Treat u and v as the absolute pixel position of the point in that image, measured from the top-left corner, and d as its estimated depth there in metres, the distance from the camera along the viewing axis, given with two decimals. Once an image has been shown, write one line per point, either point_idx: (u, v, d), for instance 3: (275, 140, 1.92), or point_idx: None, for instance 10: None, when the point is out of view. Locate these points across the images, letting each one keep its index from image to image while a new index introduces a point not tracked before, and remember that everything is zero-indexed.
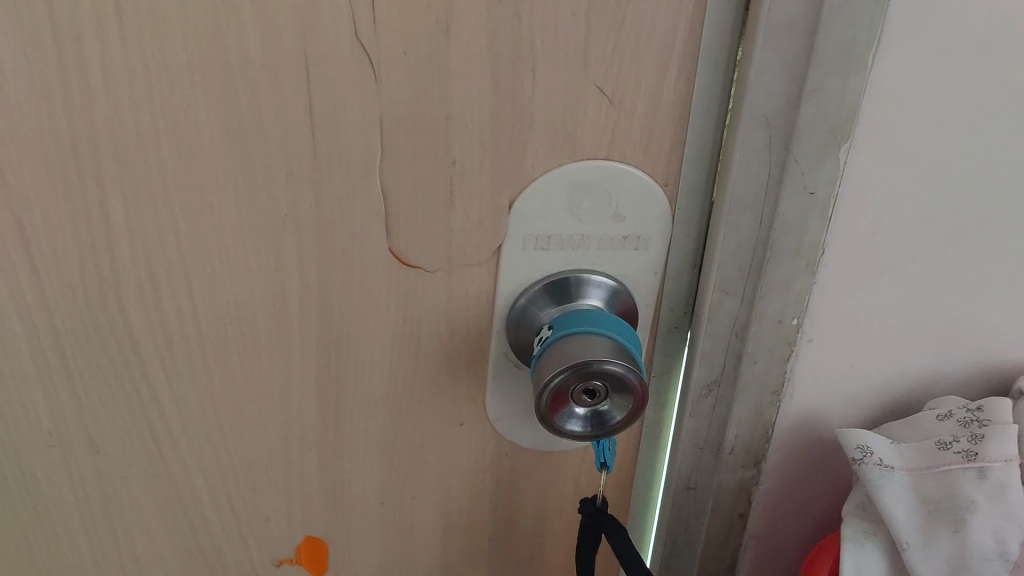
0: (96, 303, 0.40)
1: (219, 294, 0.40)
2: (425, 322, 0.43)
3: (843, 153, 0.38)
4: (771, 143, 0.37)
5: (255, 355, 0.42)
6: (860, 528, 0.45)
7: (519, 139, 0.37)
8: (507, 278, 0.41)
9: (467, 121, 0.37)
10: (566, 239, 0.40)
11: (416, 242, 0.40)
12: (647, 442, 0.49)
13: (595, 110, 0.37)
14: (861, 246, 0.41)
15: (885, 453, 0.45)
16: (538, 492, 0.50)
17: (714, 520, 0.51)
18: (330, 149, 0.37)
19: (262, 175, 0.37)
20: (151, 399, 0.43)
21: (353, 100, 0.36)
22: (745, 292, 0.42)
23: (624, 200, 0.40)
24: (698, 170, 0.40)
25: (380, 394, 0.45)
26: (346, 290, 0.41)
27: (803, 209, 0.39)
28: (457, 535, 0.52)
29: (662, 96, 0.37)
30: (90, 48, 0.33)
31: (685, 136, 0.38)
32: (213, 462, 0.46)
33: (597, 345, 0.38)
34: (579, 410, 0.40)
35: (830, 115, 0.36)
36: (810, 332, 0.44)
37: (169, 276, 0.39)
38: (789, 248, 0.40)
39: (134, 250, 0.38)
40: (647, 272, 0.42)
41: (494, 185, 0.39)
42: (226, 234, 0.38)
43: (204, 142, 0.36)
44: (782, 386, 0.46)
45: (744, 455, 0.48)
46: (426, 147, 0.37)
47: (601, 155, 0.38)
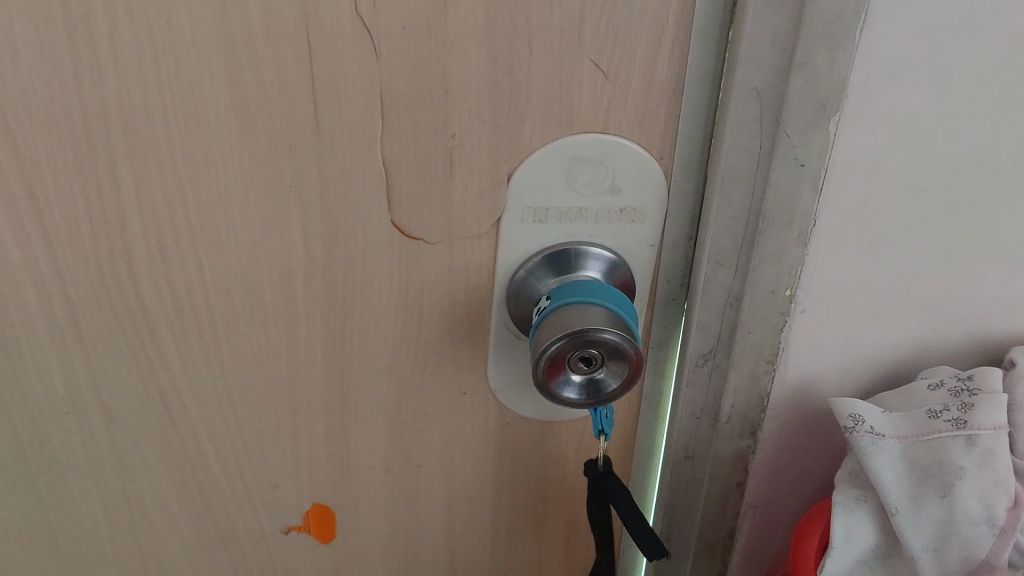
0: (108, 273, 0.41)
1: (227, 265, 0.41)
2: (427, 292, 0.44)
3: (832, 126, 0.38)
4: (761, 115, 0.38)
5: (262, 324, 0.44)
6: (851, 495, 0.46)
7: (517, 112, 0.38)
8: (507, 250, 0.43)
9: (464, 95, 0.38)
10: (564, 211, 0.41)
11: (417, 214, 0.41)
12: (646, 412, 0.50)
13: (590, 84, 0.38)
14: (852, 217, 0.42)
15: (875, 421, 0.46)
16: (540, 461, 0.52)
17: (711, 489, 0.52)
18: (332, 122, 0.38)
19: (267, 148, 0.38)
20: (162, 368, 0.45)
21: (354, 75, 0.37)
22: (739, 263, 0.43)
23: (619, 173, 0.41)
24: (693, 144, 0.41)
25: (384, 364, 0.46)
26: (349, 261, 0.42)
27: (794, 181, 0.40)
28: (461, 504, 0.54)
29: (656, 70, 0.38)
30: (99, 23, 0.34)
31: (679, 110, 0.39)
32: (223, 430, 0.47)
33: (592, 315, 0.39)
34: (575, 378, 0.41)
35: (819, 88, 0.37)
36: (803, 303, 0.45)
37: (178, 247, 0.41)
38: (781, 219, 0.41)
39: (144, 221, 0.40)
40: (644, 245, 0.43)
41: (493, 158, 0.40)
42: (233, 206, 0.40)
43: (210, 115, 0.37)
44: (777, 356, 0.47)
45: (741, 425, 0.50)
46: (425, 120, 0.38)
47: (597, 129, 0.39)
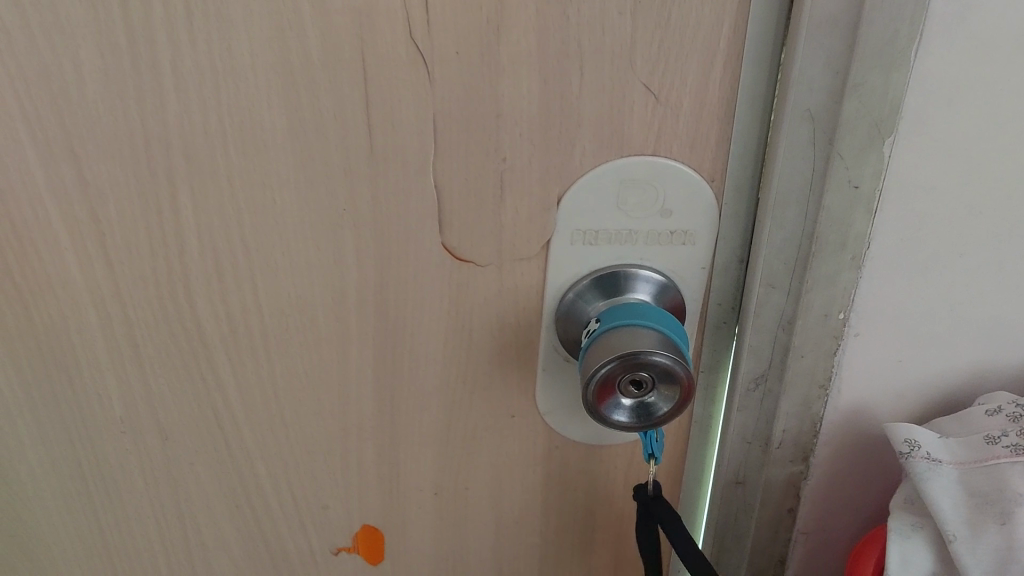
0: (166, 294, 0.42)
1: (281, 287, 0.42)
2: (478, 314, 0.44)
3: (887, 148, 0.38)
4: (815, 137, 0.38)
5: (314, 345, 0.44)
6: (907, 521, 0.46)
7: (568, 135, 0.39)
8: (557, 272, 0.43)
9: (516, 118, 0.38)
10: (614, 234, 0.42)
11: (468, 236, 0.41)
12: (696, 436, 0.50)
13: (641, 107, 0.38)
14: (907, 240, 0.41)
15: (933, 446, 0.45)
16: (589, 484, 0.52)
17: (762, 514, 0.52)
18: (385, 146, 0.38)
19: (322, 172, 0.39)
20: (217, 388, 0.45)
21: (408, 99, 0.37)
22: (792, 286, 0.42)
23: (670, 195, 0.41)
24: (744, 166, 0.40)
25: (433, 386, 0.46)
26: (401, 284, 0.42)
27: (847, 203, 0.39)
28: (509, 527, 0.54)
29: (707, 93, 0.38)
30: (162, 50, 0.35)
31: (731, 133, 0.39)
32: (275, 450, 0.48)
33: (643, 337, 0.39)
34: (625, 401, 0.41)
35: (873, 109, 0.37)
36: (857, 326, 0.44)
37: (234, 268, 0.41)
38: (834, 242, 0.41)
39: (202, 244, 0.40)
40: (695, 267, 0.43)
41: (544, 180, 0.40)
42: (287, 229, 0.40)
43: (267, 140, 0.38)
44: (829, 380, 0.46)
45: (793, 449, 0.49)
46: (477, 143, 0.39)
47: (648, 152, 0.40)
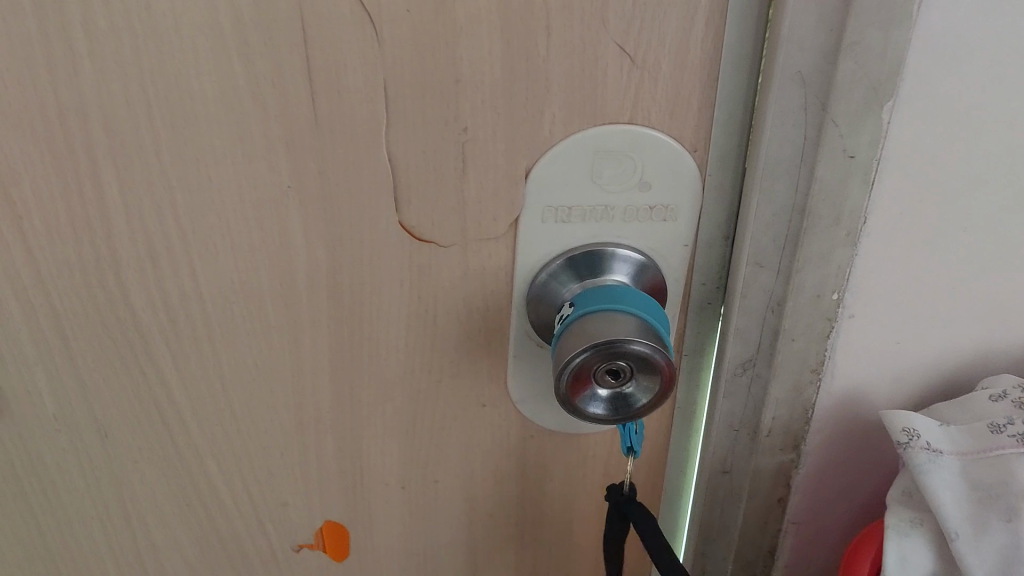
0: (94, 282, 0.38)
1: (223, 273, 0.38)
2: (442, 298, 0.41)
3: (886, 112, 0.35)
4: (806, 102, 0.34)
5: (263, 333, 0.40)
6: (905, 517, 0.42)
7: (535, 102, 0.35)
8: (527, 252, 0.40)
9: (477, 84, 0.35)
10: (588, 210, 0.38)
11: (428, 214, 0.38)
12: (680, 422, 0.47)
13: (615, 70, 0.35)
14: (905, 213, 0.38)
15: (931, 436, 0.41)
16: (567, 475, 0.48)
17: (751, 505, 0.48)
18: (332, 116, 0.35)
19: (261, 145, 0.35)
20: (159, 384, 0.42)
21: (354, 64, 0.34)
22: (782, 264, 0.39)
23: (649, 167, 0.38)
24: (730, 133, 0.37)
25: (396, 375, 0.43)
26: (356, 266, 0.39)
27: (842, 173, 0.36)
28: (482, 520, 0.50)
29: (688, 54, 0.35)
30: (71, 10, 0.31)
31: (715, 98, 0.36)
32: (226, 448, 0.44)
33: (621, 324, 0.36)
34: (601, 392, 0.38)
35: (871, 70, 0.33)
36: (852, 307, 0.41)
37: (169, 253, 0.37)
38: (828, 216, 0.37)
39: (131, 227, 0.37)
40: (676, 244, 0.40)
41: (510, 153, 0.37)
42: (226, 209, 0.36)
43: (198, 111, 0.34)
44: (822, 364, 0.43)
45: (782, 437, 0.46)
46: (435, 111, 0.35)
47: (624, 120, 0.36)
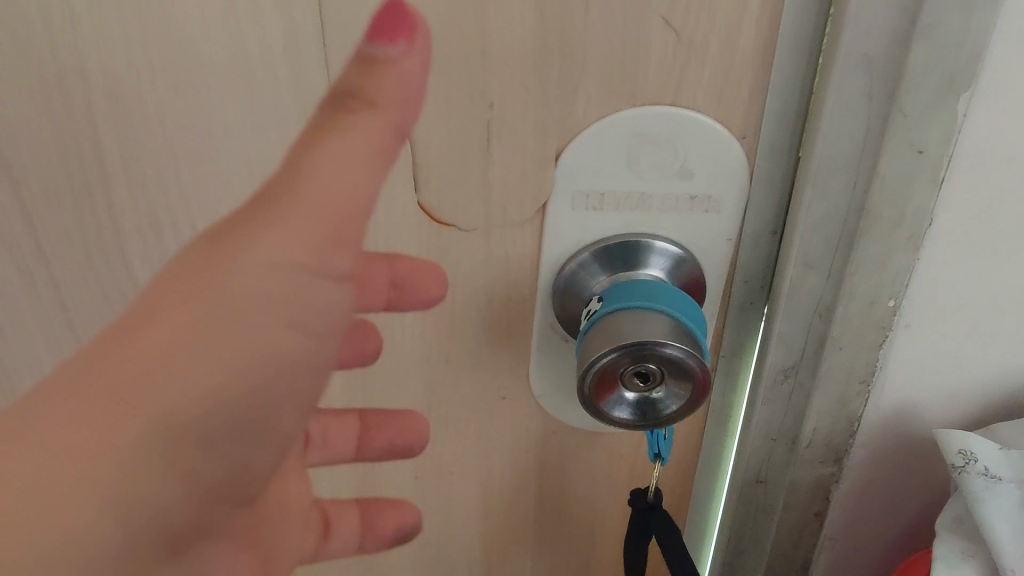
0: (95, 251, 0.36)
1: None
2: (461, 286, 0.39)
3: (962, 104, 0.31)
4: (871, 91, 0.31)
5: None
6: (955, 548, 0.39)
7: (569, 80, 0.33)
8: (556, 240, 0.37)
9: (507, 56, 0.32)
10: (623, 197, 0.36)
11: (448, 196, 0.35)
12: (713, 426, 0.44)
13: (659, 48, 0.32)
14: (975, 218, 0.34)
15: (990, 460, 0.38)
16: (589, 476, 0.46)
17: (786, 517, 0.45)
18: None
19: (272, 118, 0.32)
20: None
21: None
22: (833, 267, 0.36)
23: (692, 155, 0.34)
24: (784, 120, 0.34)
25: (412, 362, 0.41)
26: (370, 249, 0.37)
27: (907, 171, 0.32)
28: (498, 516, 0.48)
29: (741, 32, 0.31)
30: None
31: (768, 82, 0.33)
32: None
33: (653, 324, 0.33)
34: (628, 395, 0.35)
35: (948, 58, 0.29)
36: (908, 316, 0.37)
37: (173, 224, 0.35)
38: (887, 217, 0.34)
39: (133, 196, 0.34)
40: (718, 239, 0.37)
41: (540, 133, 0.34)
42: (234, 180, 0.34)
43: (205, 78, 0.31)
44: (871, 375, 0.39)
45: (823, 450, 0.42)
46: (461, 86, 0.33)
47: (666, 101, 0.33)
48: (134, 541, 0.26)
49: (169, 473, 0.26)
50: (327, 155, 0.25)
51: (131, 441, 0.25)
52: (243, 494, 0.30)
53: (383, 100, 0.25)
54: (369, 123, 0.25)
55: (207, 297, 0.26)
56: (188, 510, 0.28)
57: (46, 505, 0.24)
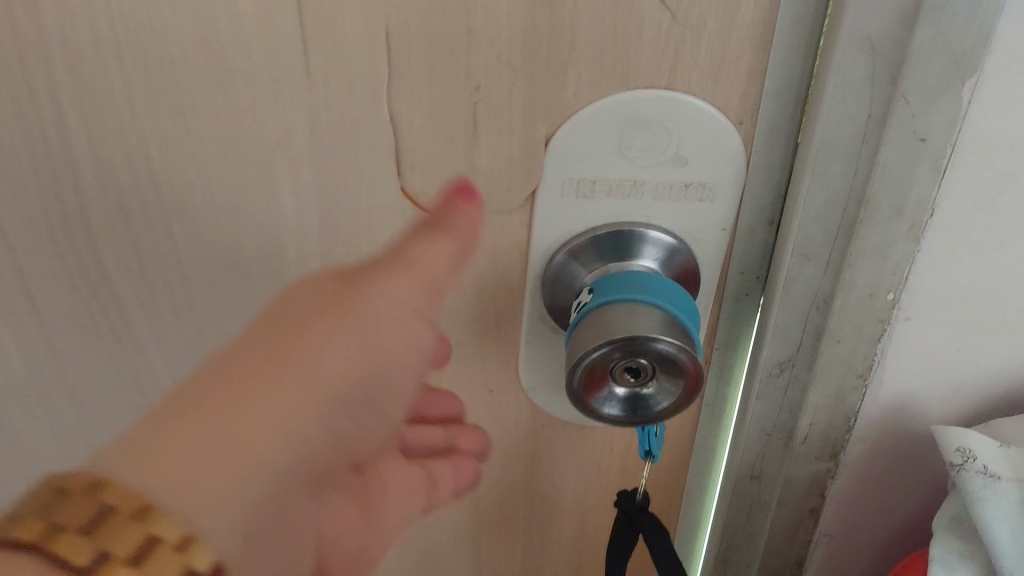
0: (63, 241, 0.34)
1: (204, 238, 0.35)
2: (447, 277, 0.37)
3: (968, 90, 0.29)
4: (873, 73, 0.29)
5: (249, 305, 0.37)
6: (953, 550, 0.38)
7: (559, 60, 0.31)
8: (545, 229, 0.36)
9: (494, 34, 0.30)
10: (615, 184, 0.34)
11: (434, 180, 0.34)
12: (706, 420, 0.43)
13: (652, 26, 0.31)
14: (979, 208, 0.33)
15: (990, 458, 0.37)
16: (579, 471, 0.45)
17: (781, 514, 0.44)
18: (327, 66, 0.31)
19: (246, 98, 0.31)
20: (135, 354, 0.38)
21: (353, 8, 0.29)
22: (832, 257, 0.34)
23: (686, 140, 0.33)
24: (782, 105, 0.33)
25: None
26: (352, 238, 0.35)
27: (909, 159, 0.31)
28: (485, 510, 0.47)
29: (738, 10, 0.30)
30: None
31: (765, 64, 0.32)
32: None
33: (644, 318, 0.32)
34: (618, 391, 0.34)
35: (954, 40, 0.28)
36: (908, 309, 0.36)
37: (144, 213, 0.34)
38: (889, 206, 0.32)
39: (99, 182, 0.33)
40: (712, 228, 0.36)
41: (528, 117, 0.33)
42: (207, 166, 0.32)
43: (176, 56, 0.30)
44: (869, 370, 0.38)
45: (819, 445, 0.41)
46: (446, 66, 0.31)
47: (660, 84, 0.32)
48: (267, 506, 0.28)
49: (263, 466, 0.28)
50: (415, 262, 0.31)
51: (300, 404, 0.29)
52: (341, 473, 0.33)
53: (458, 233, 0.31)
54: (449, 234, 0.31)
55: (315, 327, 0.30)
56: (315, 476, 0.31)
57: (164, 460, 0.25)
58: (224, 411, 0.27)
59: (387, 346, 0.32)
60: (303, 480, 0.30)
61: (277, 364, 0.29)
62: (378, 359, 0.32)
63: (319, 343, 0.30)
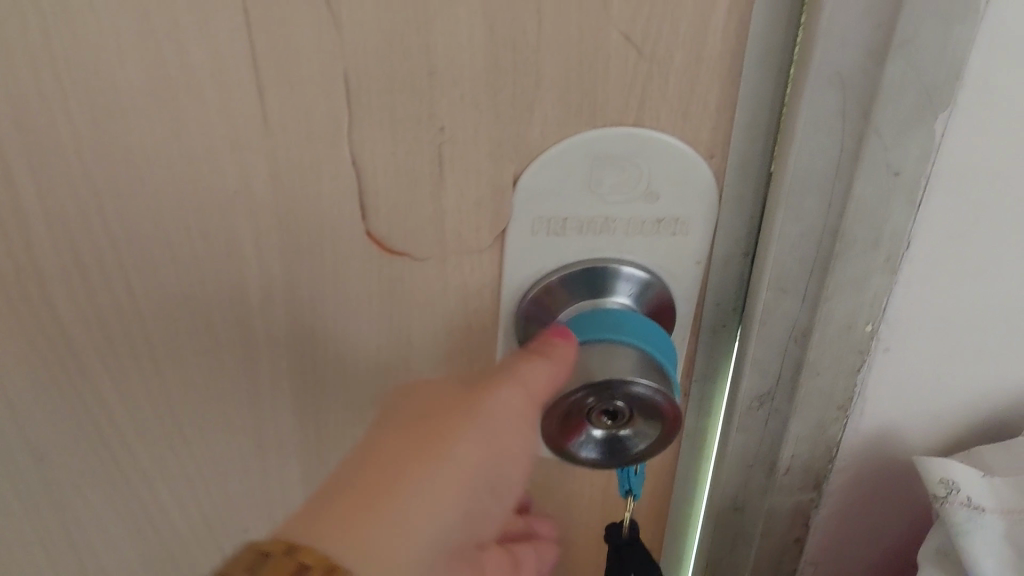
0: (17, 294, 0.33)
1: (163, 286, 0.34)
2: (417, 320, 0.36)
3: (940, 122, 0.29)
4: (845, 108, 0.29)
5: (213, 352, 0.36)
6: None
7: (524, 100, 0.30)
8: (515, 268, 0.35)
9: (456, 75, 0.29)
10: (586, 222, 0.33)
11: (399, 223, 0.33)
12: (688, 452, 0.42)
13: (619, 62, 0.29)
14: (955, 238, 0.33)
15: (973, 489, 0.36)
16: (559, 507, 0.44)
17: (765, 544, 0.43)
18: (283, 112, 0.30)
19: (201, 145, 0.30)
20: (98, 407, 0.37)
21: (309, 52, 0.28)
22: (809, 290, 0.34)
23: (657, 176, 0.32)
24: (753, 138, 0.32)
25: (367, 400, 0.39)
26: (317, 282, 0.34)
27: (884, 192, 0.30)
28: None
29: (706, 46, 0.29)
30: None
31: (735, 98, 0.31)
32: (176, 473, 0.40)
33: (619, 359, 0.31)
34: (594, 433, 0.34)
35: (925, 73, 0.28)
36: (887, 339, 0.36)
37: (99, 265, 0.33)
38: (864, 239, 0.32)
39: (53, 234, 0.32)
40: (687, 261, 0.35)
41: (495, 157, 0.32)
42: (163, 215, 0.32)
43: (125, 105, 0.29)
44: (850, 400, 0.38)
45: (802, 476, 0.41)
46: (407, 109, 0.30)
47: (628, 121, 0.31)
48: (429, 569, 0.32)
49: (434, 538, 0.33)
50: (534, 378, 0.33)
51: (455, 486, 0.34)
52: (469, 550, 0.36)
53: (558, 358, 0.32)
54: (561, 363, 0.32)
55: (449, 424, 0.34)
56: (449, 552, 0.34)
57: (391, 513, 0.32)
58: (402, 486, 0.32)
59: (507, 440, 0.34)
60: (441, 558, 0.33)
61: (427, 456, 0.34)
62: (502, 453, 0.35)
63: (460, 434, 0.34)
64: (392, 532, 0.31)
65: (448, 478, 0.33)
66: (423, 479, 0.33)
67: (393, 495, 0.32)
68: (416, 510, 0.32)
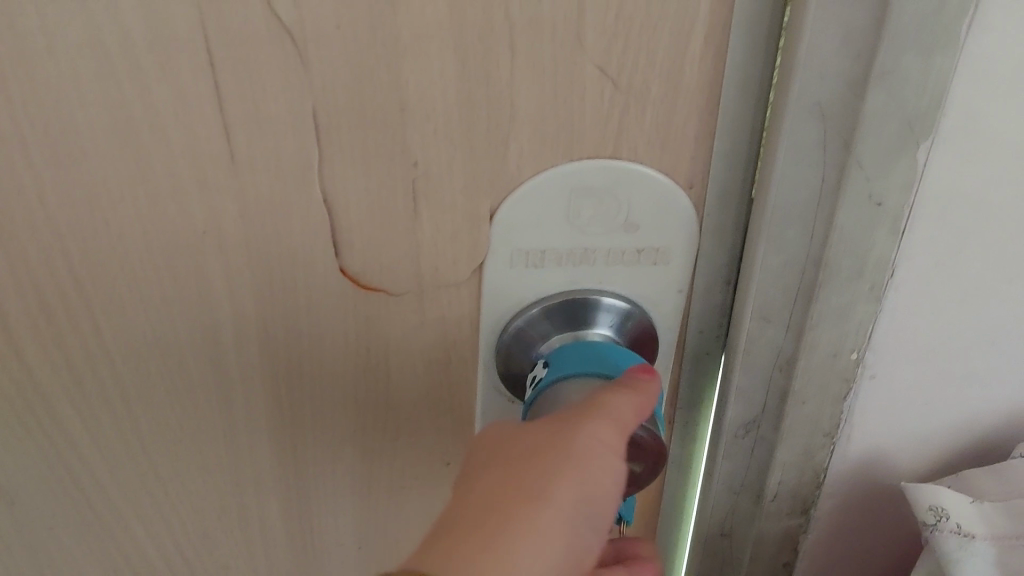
0: None
1: (133, 327, 0.33)
2: (394, 355, 0.35)
3: (923, 152, 0.28)
4: (826, 139, 0.28)
5: (185, 392, 0.35)
6: None
7: (499, 134, 0.29)
8: (494, 302, 0.34)
9: (429, 111, 0.29)
10: (565, 254, 0.33)
11: (374, 260, 0.32)
12: (674, 478, 0.41)
13: (594, 94, 0.29)
14: (940, 265, 0.32)
15: (963, 516, 0.36)
16: None
17: (754, 569, 0.43)
18: (251, 152, 0.29)
19: (167, 186, 0.29)
20: (68, 446, 0.36)
21: (276, 90, 0.28)
22: (792, 319, 0.33)
23: (636, 206, 0.32)
24: (733, 167, 0.31)
25: (346, 434, 0.38)
26: (291, 319, 0.34)
27: (867, 222, 0.30)
28: None
29: (683, 77, 0.29)
30: None
31: (714, 128, 0.30)
32: (151, 512, 0.40)
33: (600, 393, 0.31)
34: None
35: (906, 104, 0.27)
36: (873, 366, 0.35)
37: (65, 308, 0.32)
38: (848, 269, 0.31)
39: (16, 277, 0.31)
40: (669, 290, 0.34)
41: (470, 192, 0.31)
42: (130, 257, 0.31)
43: (88, 148, 0.28)
44: (836, 426, 0.37)
45: (790, 502, 0.40)
46: (379, 146, 0.29)
47: (605, 153, 0.30)
48: None
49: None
50: (627, 411, 0.30)
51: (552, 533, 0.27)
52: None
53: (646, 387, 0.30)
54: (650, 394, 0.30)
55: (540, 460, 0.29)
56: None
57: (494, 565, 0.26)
58: (517, 515, 0.27)
59: (601, 482, 0.29)
60: None
61: (526, 494, 0.28)
62: (591, 500, 0.29)
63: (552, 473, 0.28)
64: (527, 539, 0.27)
65: (550, 529, 0.27)
66: (524, 527, 0.27)
67: (509, 525, 0.27)
68: (526, 564, 0.26)
